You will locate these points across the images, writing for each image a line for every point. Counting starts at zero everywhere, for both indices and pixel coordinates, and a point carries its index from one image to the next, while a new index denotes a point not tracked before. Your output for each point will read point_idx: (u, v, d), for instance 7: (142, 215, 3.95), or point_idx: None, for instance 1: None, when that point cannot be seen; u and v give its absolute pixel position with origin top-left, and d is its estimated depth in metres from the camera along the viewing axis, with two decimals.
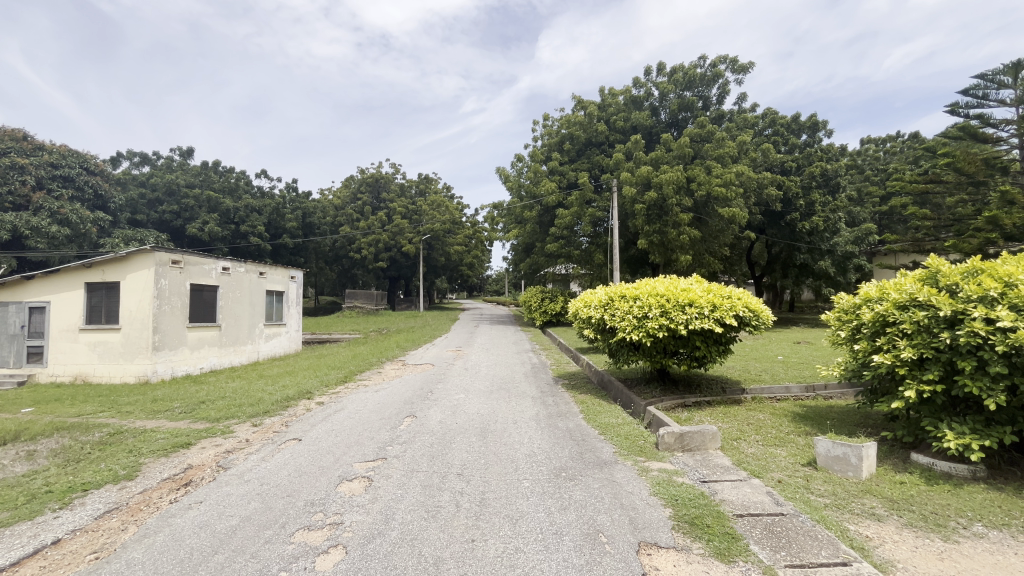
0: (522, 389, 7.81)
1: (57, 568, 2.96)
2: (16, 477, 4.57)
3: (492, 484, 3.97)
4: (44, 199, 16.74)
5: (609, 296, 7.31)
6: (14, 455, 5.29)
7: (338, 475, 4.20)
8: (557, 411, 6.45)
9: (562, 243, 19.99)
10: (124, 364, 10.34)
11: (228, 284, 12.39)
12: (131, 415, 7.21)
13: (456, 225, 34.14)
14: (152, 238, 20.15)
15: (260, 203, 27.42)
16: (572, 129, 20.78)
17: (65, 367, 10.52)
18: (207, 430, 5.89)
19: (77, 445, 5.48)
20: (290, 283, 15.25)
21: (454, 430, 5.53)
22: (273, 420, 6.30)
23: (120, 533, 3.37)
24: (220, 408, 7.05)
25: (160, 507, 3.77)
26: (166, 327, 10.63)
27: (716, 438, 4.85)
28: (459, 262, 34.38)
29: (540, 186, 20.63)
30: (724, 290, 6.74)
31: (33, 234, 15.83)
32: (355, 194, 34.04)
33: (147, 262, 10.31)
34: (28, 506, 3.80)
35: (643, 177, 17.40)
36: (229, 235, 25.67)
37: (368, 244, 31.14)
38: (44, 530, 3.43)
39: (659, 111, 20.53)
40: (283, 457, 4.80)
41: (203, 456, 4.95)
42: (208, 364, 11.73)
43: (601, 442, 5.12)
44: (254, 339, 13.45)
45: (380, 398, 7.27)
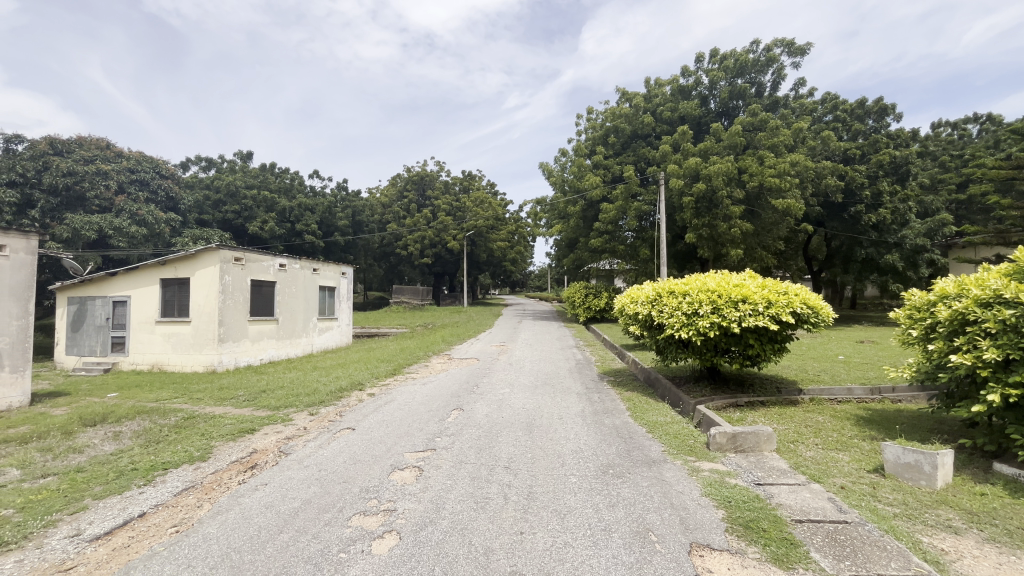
0: (567, 385, 7.78)
1: (143, 538, 3.25)
2: (105, 455, 5.04)
3: (539, 479, 3.99)
4: (125, 203, 18.18)
5: (657, 292, 7.15)
6: (103, 435, 5.84)
7: (390, 464, 4.36)
8: (603, 408, 6.40)
9: (606, 238, 19.71)
10: (194, 354, 11.13)
11: (285, 279, 13.08)
12: (202, 401, 7.77)
13: (500, 221, 34.37)
14: (216, 237, 21.59)
15: (313, 202, 28.75)
16: (617, 122, 20.45)
17: (143, 356, 11.47)
18: (269, 417, 6.25)
19: (156, 428, 5.97)
20: (340, 279, 15.89)
21: (501, 424, 5.59)
22: (328, 410, 6.60)
23: (196, 510, 3.65)
24: (280, 397, 7.47)
25: (230, 487, 4.06)
26: (230, 320, 11.32)
27: (771, 439, 4.65)
28: (501, 258, 34.60)
29: (583, 181, 20.40)
30: (780, 286, 6.44)
31: (115, 234, 17.20)
32: (402, 192, 34.72)
33: (213, 259, 11.03)
34: (118, 481, 4.19)
35: (691, 169, 16.88)
36: (285, 233, 27.11)
37: (413, 241, 31.89)
38: (132, 504, 3.78)
39: (708, 100, 19.78)
40: (338, 445, 5.03)
41: (266, 442, 5.26)
42: (267, 356, 12.43)
43: (649, 441, 5.04)
44: (309, 333, 14.14)
45: (428, 391, 7.45)
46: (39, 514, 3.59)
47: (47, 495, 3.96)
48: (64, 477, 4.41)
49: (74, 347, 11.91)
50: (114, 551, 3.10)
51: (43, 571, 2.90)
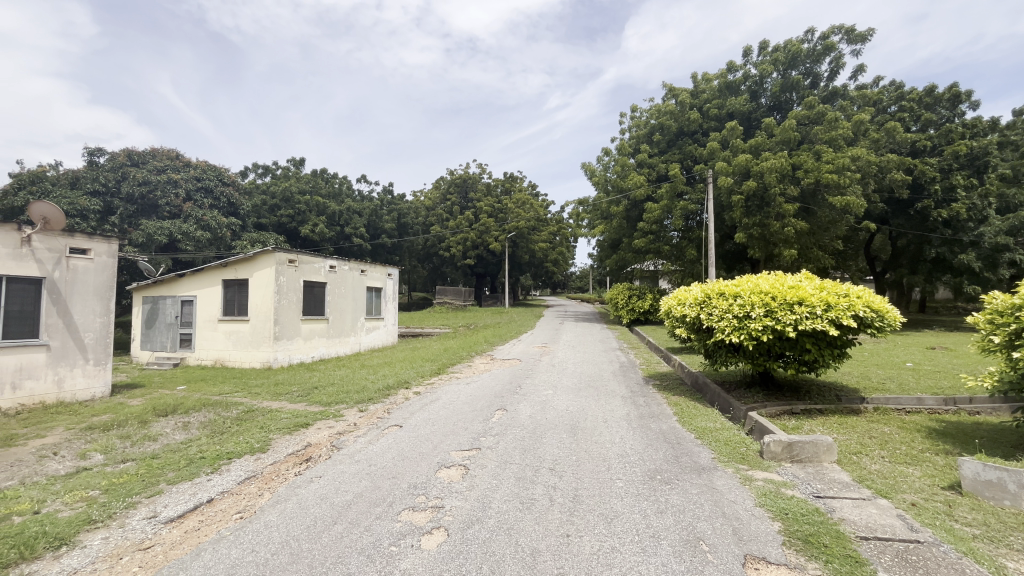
0: (611, 388, 7.67)
1: (211, 523, 3.48)
2: (176, 443, 5.43)
3: (585, 481, 3.96)
4: (191, 209, 19.44)
5: (706, 294, 6.92)
6: (174, 425, 6.29)
7: (437, 462, 4.45)
8: (649, 412, 6.26)
9: (650, 238, 19.26)
10: (252, 350, 11.77)
11: (335, 280, 13.64)
12: (260, 395, 8.22)
13: (541, 222, 34.35)
14: (272, 241, 22.74)
15: (360, 206, 29.81)
16: (662, 119, 19.99)
17: (208, 352, 12.25)
18: (321, 413, 6.53)
19: (220, 420, 6.37)
20: (387, 280, 16.37)
21: (545, 426, 5.58)
22: (376, 407, 6.80)
23: (258, 498, 3.87)
24: (331, 393, 7.78)
25: (287, 478, 4.27)
26: (285, 319, 11.90)
27: (831, 450, 4.41)
28: (543, 259, 34.56)
29: (627, 180, 20.05)
30: (840, 287, 6.09)
31: (183, 238, 18.45)
32: (445, 195, 35.30)
33: (269, 261, 11.63)
34: (188, 469, 4.49)
35: (741, 166, 16.23)
36: (335, 236, 28.29)
37: (456, 242, 32.41)
38: (201, 490, 4.05)
39: (759, 94, 19.00)
40: (386, 441, 5.18)
41: (320, 436, 5.49)
42: (318, 353, 12.98)
43: (698, 447, 4.89)
44: (357, 332, 14.65)
45: (472, 391, 7.54)
46: (122, 496, 3.91)
47: (127, 479, 4.31)
48: (141, 462, 4.79)
49: (148, 343, 12.91)
50: (187, 534, 3.33)
51: (127, 548, 3.16)
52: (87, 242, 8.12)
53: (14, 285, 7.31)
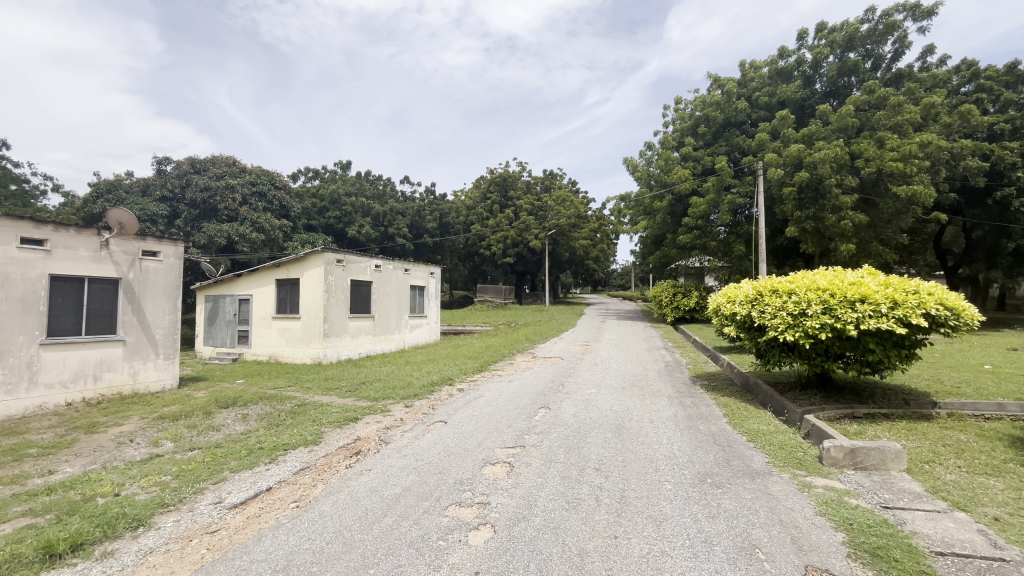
0: (657, 388, 7.49)
1: (271, 510, 3.66)
2: (238, 433, 5.76)
3: (632, 483, 3.89)
4: (248, 213, 20.50)
5: (757, 290, 6.64)
6: (235, 416, 6.68)
7: (482, 458, 4.49)
8: (697, 413, 6.07)
9: (695, 234, 18.66)
10: (303, 347, 12.29)
11: (380, 280, 14.03)
12: (311, 390, 8.59)
13: (582, 219, 34.00)
14: (321, 241, 23.65)
15: (403, 207, 30.52)
16: (707, 110, 19.31)
17: (263, 348, 12.90)
18: (369, 407, 6.74)
19: (276, 412, 6.70)
20: (429, 279, 16.67)
21: (589, 425, 5.52)
22: (421, 403, 6.95)
23: (312, 488, 4.04)
24: (378, 389, 8.03)
25: (339, 470, 4.43)
26: (333, 317, 12.33)
27: (900, 458, 4.13)
28: (584, 256, 34.20)
29: (670, 174, 19.52)
30: (908, 283, 5.67)
31: (241, 240, 19.53)
32: (485, 193, 35.50)
33: (319, 261, 12.10)
34: (248, 458, 4.74)
35: (794, 156, 15.44)
36: (379, 236, 29.12)
37: (496, 241, 32.62)
38: (261, 478, 4.27)
39: (813, 81, 18.03)
40: (432, 436, 5.28)
41: (368, 430, 5.67)
42: (365, 350, 13.40)
43: (751, 451, 4.69)
44: (401, 329, 15.02)
45: (514, 389, 7.56)
46: (191, 481, 4.18)
47: (195, 466, 4.61)
48: (207, 450, 5.11)
49: (211, 339, 13.77)
50: (250, 519, 3.53)
51: (196, 530, 3.37)
52: (156, 245, 8.73)
53: (95, 285, 7.96)
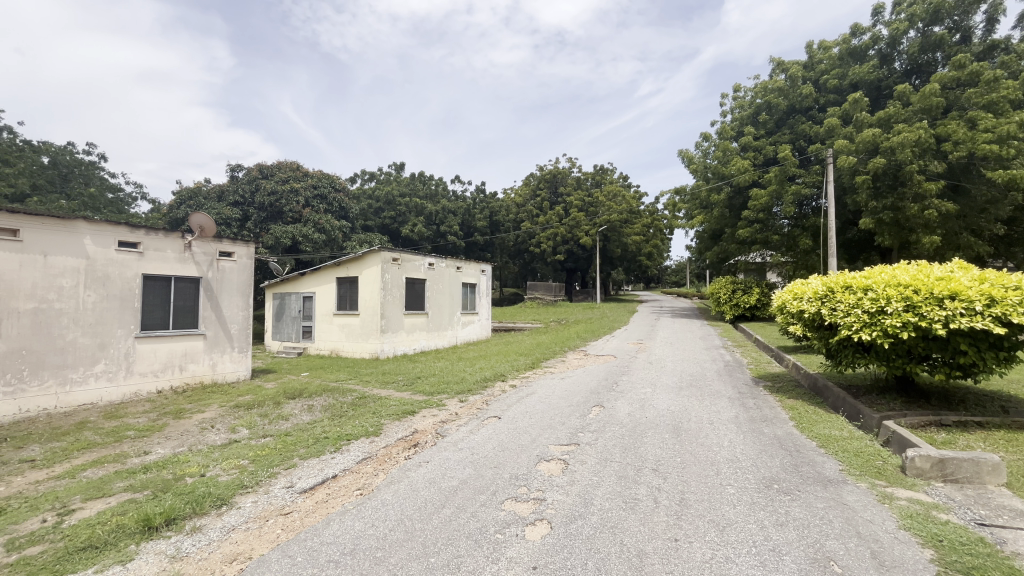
0: (716, 388, 7.21)
1: (337, 496, 3.86)
2: (305, 423, 6.12)
3: (692, 485, 3.76)
4: (310, 214, 21.61)
5: (828, 286, 6.22)
6: (302, 407, 7.09)
7: (537, 454, 4.51)
8: (761, 416, 5.79)
9: (756, 227, 17.75)
10: (362, 342, 12.83)
11: (433, 277, 14.40)
12: (370, 383, 8.97)
13: (634, 214, 33.23)
14: (377, 241, 24.54)
15: (454, 206, 31.11)
16: (769, 97, 18.28)
17: (325, 343, 13.59)
18: (425, 401, 6.94)
19: (339, 404, 7.06)
20: (480, 277, 16.89)
21: (645, 425, 5.40)
22: (476, 398, 7.07)
23: (374, 477, 4.22)
24: (433, 384, 8.25)
25: (399, 461, 4.59)
26: (390, 313, 12.78)
27: (998, 471, 3.74)
28: (636, 252, 33.40)
29: (729, 165, 18.66)
30: (1007, 278, 5.11)
31: (304, 241, 20.67)
32: (535, 190, 35.39)
33: (376, 260, 12.58)
34: (315, 446, 5.02)
35: (868, 142, 14.31)
36: (432, 235, 29.81)
37: (546, 238, 32.56)
38: (327, 466, 4.51)
39: (891, 59, 16.60)
40: (486, 431, 5.36)
41: (425, 423, 5.85)
42: (419, 345, 13.80)
43: (822, 457, 4.40)
44: (453, 326, 15.34)
45: (567, 386, 7.52)
46: (266, 466, 4.49)
47: (268, 452, 4.93)
48: (279, 438, 5.47)
49: (278, 334, 14.68)
50: (319, 503, 3.74)
51: (271, 512, 3.61)
52: (231, 246, 9.40)
53: (179, 284, 8.69)
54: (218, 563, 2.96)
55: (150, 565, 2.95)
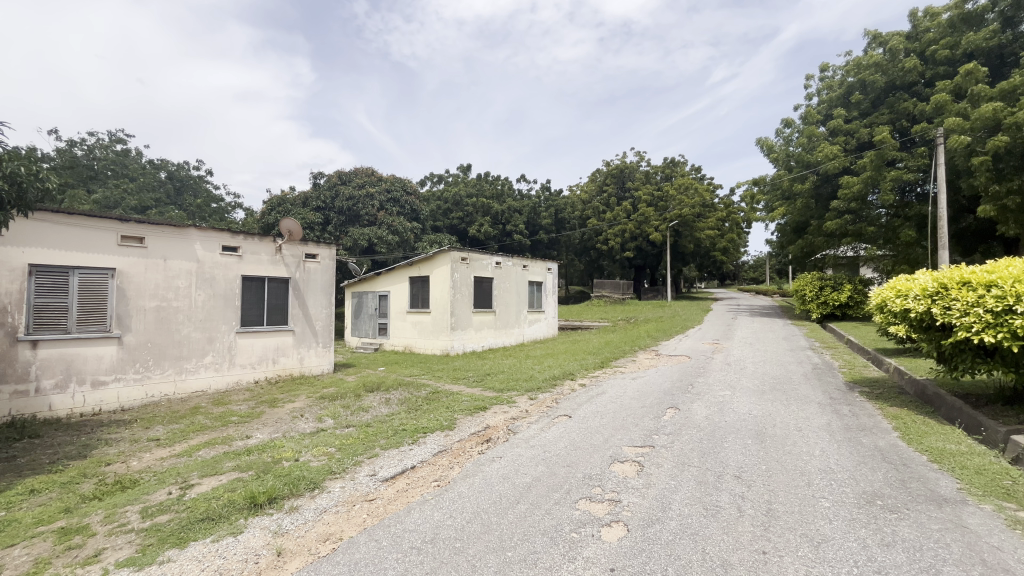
0: (804, 393, 6.69)
1: (417, 486, 4.05)
2: (384, 415, 6.47)
3: (781, 495, 3.53)
4: (384, 217, 22.72)
5: (940, 283, 5.55)
6: (380, 400, 7.50)
7: (611, 455, 4.44)
8: (858, 424, 5.30)
9: (847, 218, 16.29)
10: (433, 339, 13.29)
11: (501, 276, 14.63)
12: (442, 379, 9.30)
13: (707, 208, 31.68)
14: (446, 241, 25.28)
15: (520, 205, 31.35)
16: (864, 75, 16.62)
17: (399, 339, 14.25)
18: (496, 398, 7.08)
19: (414, 398, 7.38)
20: (547, 275, 16.89)
21: (726, 429, 5.14)
22: (545, 396, 7.09)
23: (450, 470, 4.38)
24: (502, 381, 8.37)
25: (473, 456, 4.71)
26: (459, 311, 13.15)
27: None
28: (710, 248, 31.79)
29: (815, 152, 17.23)
30: None
31: (380, 242, 21.82)
32: (602, 186, 34.76)
33: (446, 260, 12.99)
34: (394, 437, 5.30)
35: (987, 118, 12.57)
36: (498, 234, 30.24)
37: (614, 235, 31.91)
38: (406, 457, 4.73)
39: (1017, 22, 14.43)
40: (557, 429, 5.36)
41: (496, 419, 5.96)
42: (487, 343, 14.07)
43: (935, 473, 3.95)
44: (520, 324, 15.48)
45: (639, 386, 7.34)
46: (351, 454, 4.81)
47: (352, 441, 5.27)
48: (361, 428, 5.83)
49: (357, 331, 15.60)
50: (400, 492, 3.94)
51: (357, 497, 3.85)
52: (316, 248, 10.12)
53: (272, 284, 9.49)
54: (313, 542, 3.20)
55: (257, 538, 3.26)
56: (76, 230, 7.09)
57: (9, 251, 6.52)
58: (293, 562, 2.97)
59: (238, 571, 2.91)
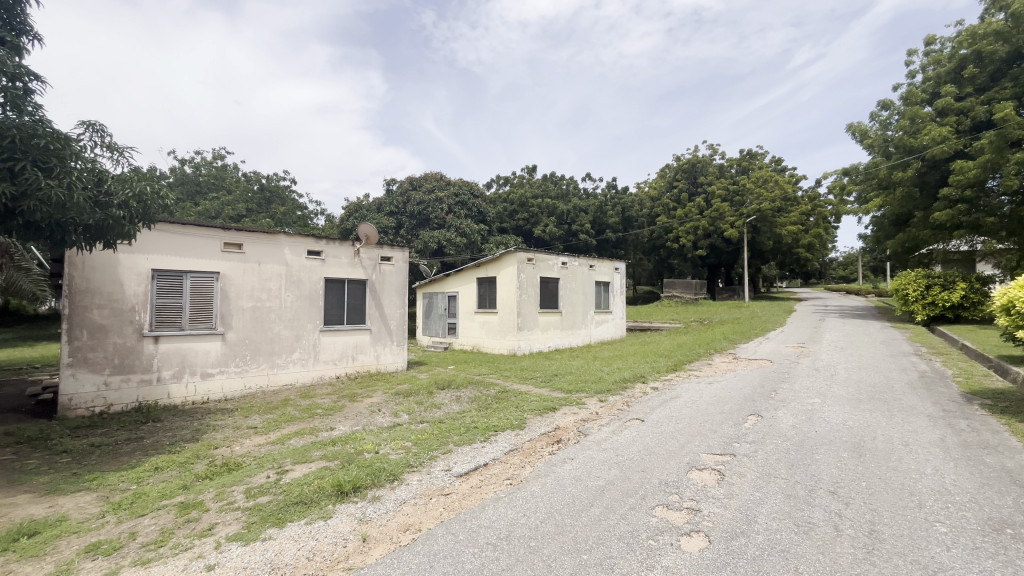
0: (909, 403, 6.02)
1: (489, 483, 4.13)
2: (455, 412, 6.66)
3: (886, 516, 3.20)
4: (452, 220, 23.36)
5: None
6: (451, 397, 7.73)
7: (688, 462, 4.26)
8: (979, 441, 4.67)
9: (960, 208, 14.45)
10: (500, 339, 13.48)
11: (567, 276, 14.54)
12: (510, 378, 9.41)
13: (790, 202, 29.50)
14: (512, 242, 25.52)
15: (586, 204, 30.94)
16: (979, 46, 14.70)
17: (468, 339, 14.59)
18: (565, 399, 7.04)
19: (483, 397, 7.53)
20: (614, 274, 16.54)
21: (817, 440, 4.74)
22: (616, 399, 6.95)
23: (522, 469, 4.42)
24: (571, 382, 8.31)
25: (544, 456, 4.72)
26: (526, 311, 13.23)
27: None
28: (793, 244, 29.56)
29: (920, 135, 15.46)
30: None
31: (448, 244, 22.49)
32: (672, 182, 33.46)
33: (512, 261, 13.12)
34: (467, 434, 5.44)
35: None
36: (564, 234, 30.07)
37: (685, 232, 30.62)
38: (478, 454, 4.84)
39: None
40: (630, 433, 5.23)
41: (567, 420, 5.93)
42: (554, 343, 14.05)
43: None
44: (587, 324, 15.28)
45: (716, 391, 6.98)
46: (427, 449, 5.00)
47: (427, 436, 5.48)
48: (435, 424, 6.05)
49: (428, 330, 16.19)
50: (474, 488, 4.04)
51: (433, 491, 3.99)
52: (390, 251, 10.63)
53: (351, 285, 10.10)
54: (394, 531, 3.37)
55: (345, 524, 3.48)
56: (187, 239, 7.96)
57: (136, 258, 7.46)
58: (377, 549, 3.14)
59: (328, 553, 3.12)
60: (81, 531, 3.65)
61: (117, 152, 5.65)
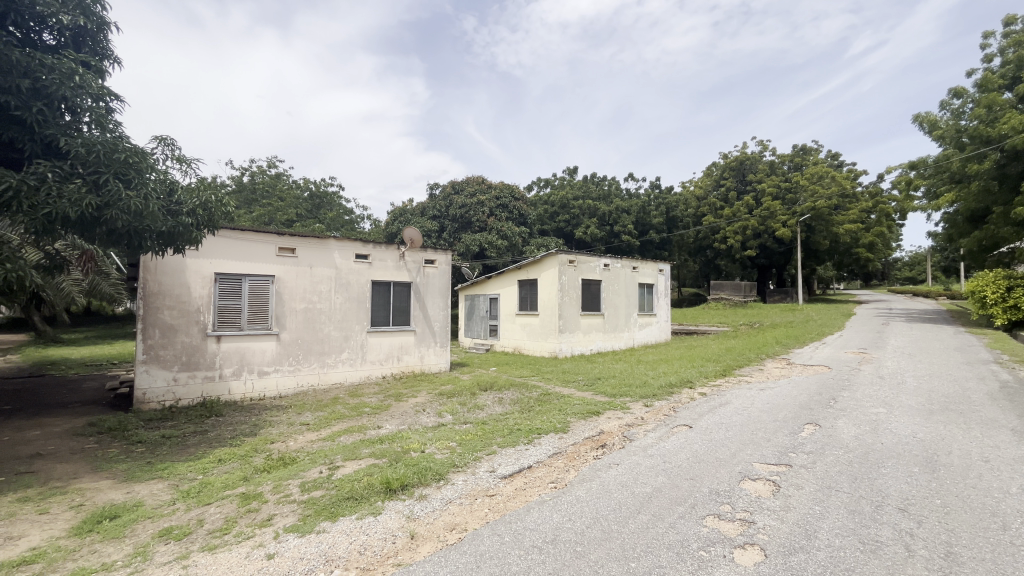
0: (989, 416, 5.53)
1: (533, 486, 4.13)
2: (498, 414, 6.70)
3: (965, 538, 2.94)
4: (493, 223, 23.53)
5: None
6: (493, 399, 7.80)
7: (740, 471, 4.10)
8: None
9: None
10: (541, 341, 13.46)
11: (609, 278, 14.34)
12: (552, 381, 9.39)
13: (848, 198, 27.86)
14: (553, 244, 25.42)
15: (628, 205, 30.39)
16: None
17: (509, 341, 14.66)
18: (609, 403, 6.94)
19: (525, 399, 7.55)
20: (658, 276, 16.16)
21: (884, 453, 4.43)
22: (662, 404, 6.78)
23: (566, 472, 4.39)
24: (614, 385, 8.19)
25: (588, 460, 4.67)
26: (567, 314, 13.14)
27: None
28: (852, 244, 27.89)
29: (998, 124, 14.22)
30: None
31: (490, 247, 22.67)
32: (719, 180, 32.34)
33: (554, 263, 13.08)
34: (510, 436, 5.46)
35: None
36: (606, 236, 29.66)
37: (733, 232, 29.52)
38: (522, 456, 4.86)
39: None
40: (677, 440, 5.08)
41: (611, 425, 5.84)
42: (596, 346, 13.88)
43: None
44: (630, 327, 15.01)
45: (770, 398, 6.67)
46: (471, 449, 5.06)
47: (471, 437, 5.55)
48: (478, 425, 6.12)
49: (470, 332, 16.39)
50: (519, 490, 4.05)
51: (478, 492, 4.03)
52: (434, 254, 10.84)
53: (397, 288, 10.38)
54: (441, 529, 3.43)
55: (393, 520, 3.58)
56: (246, 244, 8.43)
57: (201, 262, 7.97)
58: (424, 546, 3.20)
59: (379, 548, 3.21)
60: (155, 516, 3.94)
61: (185, 164, 6.06)
